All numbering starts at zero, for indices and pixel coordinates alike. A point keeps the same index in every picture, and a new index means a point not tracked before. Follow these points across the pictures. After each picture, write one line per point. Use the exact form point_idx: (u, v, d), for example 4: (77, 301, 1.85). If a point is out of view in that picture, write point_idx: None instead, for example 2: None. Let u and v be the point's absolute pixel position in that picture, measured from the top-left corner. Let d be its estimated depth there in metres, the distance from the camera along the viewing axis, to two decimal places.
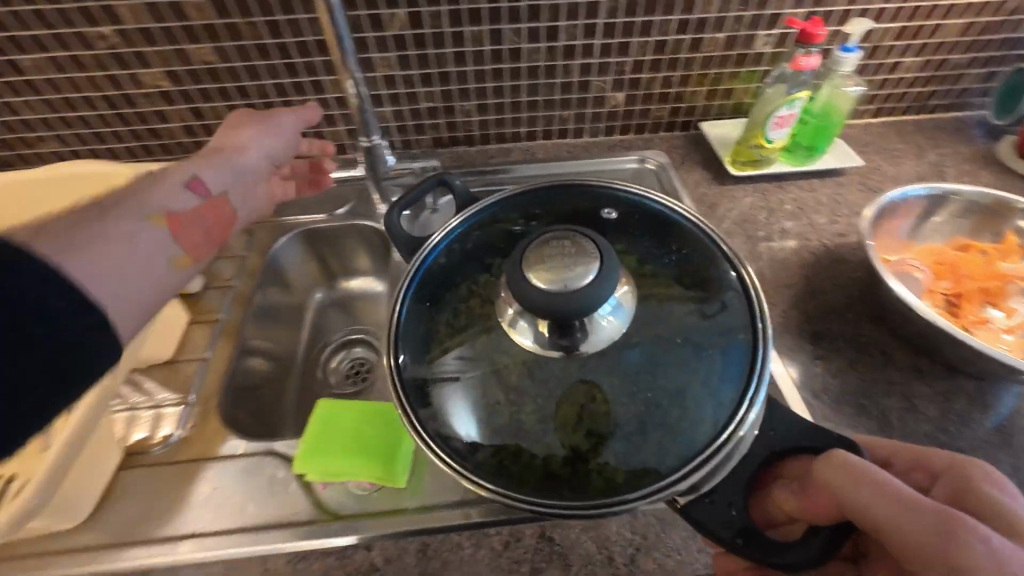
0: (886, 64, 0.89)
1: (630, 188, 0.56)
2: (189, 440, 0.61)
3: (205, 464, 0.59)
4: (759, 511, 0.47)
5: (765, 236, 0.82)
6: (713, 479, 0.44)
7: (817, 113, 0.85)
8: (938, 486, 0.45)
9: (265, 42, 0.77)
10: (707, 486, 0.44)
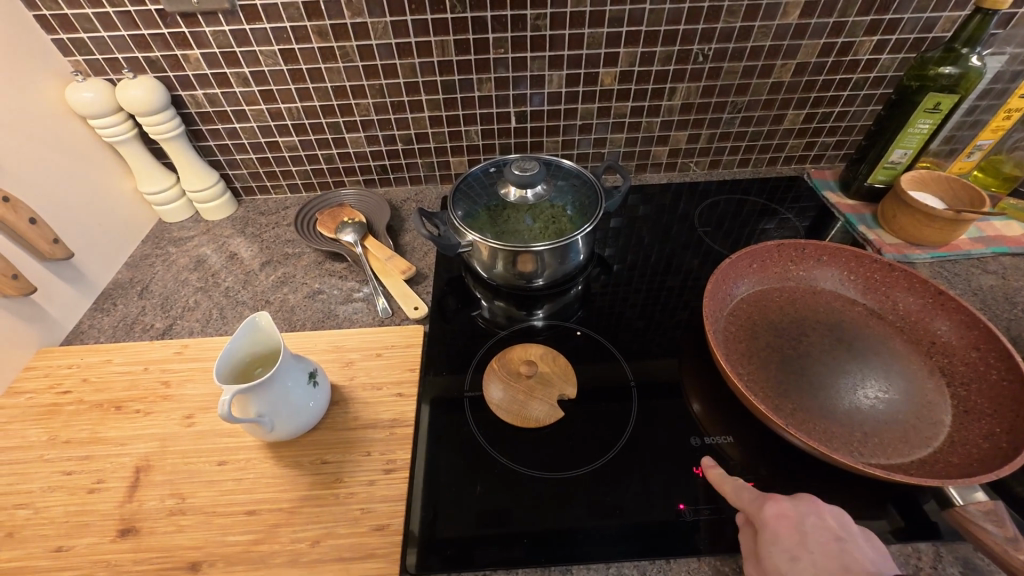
0: (760, 378, 0.49)
1: (520, 239, 0.65)
2: (449, 523, 0.48)
3: (467, 512, 0.49)
4: (539, 444, 0.53)
5: (640, 278, 0.75)
6: (482, 231, 0.65)
7: (576, 227, 0.65)
8: (870, 457, 0.49)
9: (490, 75, 0.73)
10: (537, 181, 0.66)
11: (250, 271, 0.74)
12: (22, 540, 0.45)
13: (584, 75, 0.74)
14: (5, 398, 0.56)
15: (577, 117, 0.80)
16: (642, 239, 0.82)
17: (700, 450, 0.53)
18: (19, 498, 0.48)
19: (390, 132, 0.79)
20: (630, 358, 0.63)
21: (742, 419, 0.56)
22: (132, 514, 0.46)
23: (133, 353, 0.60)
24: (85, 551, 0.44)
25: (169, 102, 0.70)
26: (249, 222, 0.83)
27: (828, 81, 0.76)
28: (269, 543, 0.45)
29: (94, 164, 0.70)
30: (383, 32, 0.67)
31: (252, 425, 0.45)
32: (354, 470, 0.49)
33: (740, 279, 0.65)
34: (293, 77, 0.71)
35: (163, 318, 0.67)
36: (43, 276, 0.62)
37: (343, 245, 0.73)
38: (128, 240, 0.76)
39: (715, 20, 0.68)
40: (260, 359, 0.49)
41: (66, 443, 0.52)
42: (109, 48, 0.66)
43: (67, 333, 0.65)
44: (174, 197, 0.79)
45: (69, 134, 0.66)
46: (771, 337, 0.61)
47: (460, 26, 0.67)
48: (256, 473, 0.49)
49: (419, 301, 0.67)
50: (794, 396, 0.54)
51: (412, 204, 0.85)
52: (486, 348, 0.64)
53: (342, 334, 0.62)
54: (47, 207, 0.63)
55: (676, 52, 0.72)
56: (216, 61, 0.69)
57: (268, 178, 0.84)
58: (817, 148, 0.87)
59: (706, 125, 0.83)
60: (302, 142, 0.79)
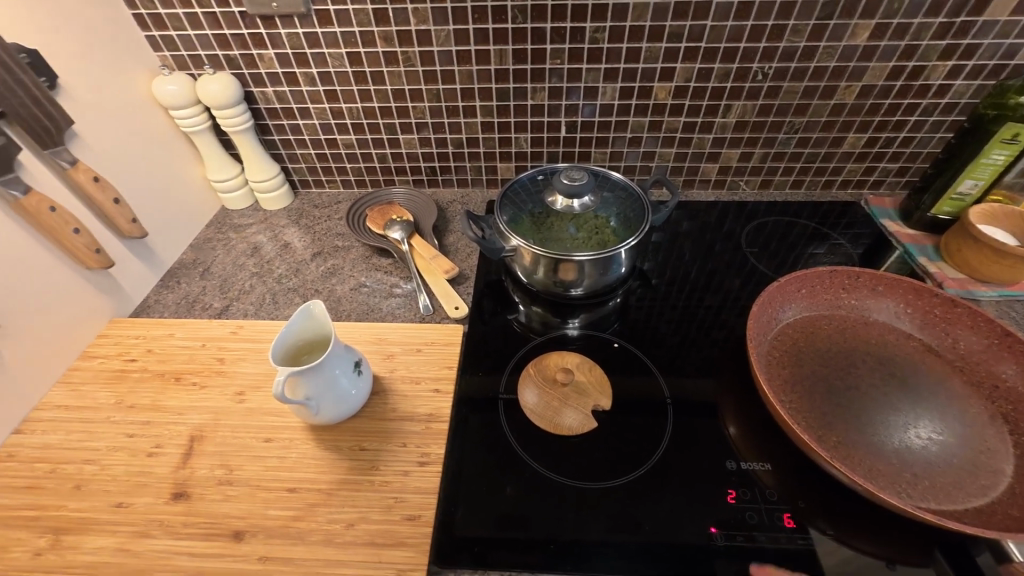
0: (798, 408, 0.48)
1: (564, 248, 0.65)
2: (478, 520, 0.49)
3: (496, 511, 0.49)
4: (569, 452, 0.54)
5: (680, 293, 0.74)
6: (526, 237, 0.66)
7: (620, 240, 0.65)
8: (921, 501, 0.47)
9: (543, 84, 0.74)
10: (586, 192, 0.67)
11: (302, 260, 0.78)
12: (88, 493, 0.49)
13: (638, 88, 0.74)
14: (80, 361, 0.61)
15: (627, 130, 0.80)
16: (683, 254, 0.81)
17: (736, 474, 0.52)
18: (87, 454, 0.52)
19: (442, 136, 0.82)
20: (666, 373, 0.62)
21: (779, 447, 0.54)
22: (185, 480, 0.50)
23: (193, 330, 0.64)
24: (142, 510, 0.48)
25: (242, 98, 0.75)
26: (304, 214, 0.87)
27: (895, 105, 0.73)
28: (307, 521, 0.47)
29: (171, 151, 0.76)
30: (444, 40, 0.70)
31: (299, 406, 0.48)
32: (390, 460, 0.51)
33: (788, 303, 0.63)
34: (356, 79, 0.74)
35: (221, 299, 0.71)
36: (121, 251, 0.67)
37: (390, 241, 0.76)
38: (195, 223, 0.81)
39: (777, 40, 0.67)
40: (310, 344, 0.52)
41: (130, 407, 0.56)
42: (194, 46, 0.71)
43: (136, 306, 0.70)
44: (237, 186, 0.84)
45: (153, 122, 0.72)
46: (817, 365, 0.59)
47: (519, 36, 0.69)
48: (298, 453, 0.52)
49: (459, 301, 0.69)
50: (838, 428, 0.52)
51: (457, 206, 0.87)
52: (521, 353, 0.65)
53: (385, 328, 0.64)
54: (128, 187, 0.68)
55: (734, 70, 0.71)
56: (288, 61, 0.73)
57: (324, 173, 0.88)
58: (877, 173, 0.84)
59: (760, 144, 0.81)
60: (358, 140, 0.83)
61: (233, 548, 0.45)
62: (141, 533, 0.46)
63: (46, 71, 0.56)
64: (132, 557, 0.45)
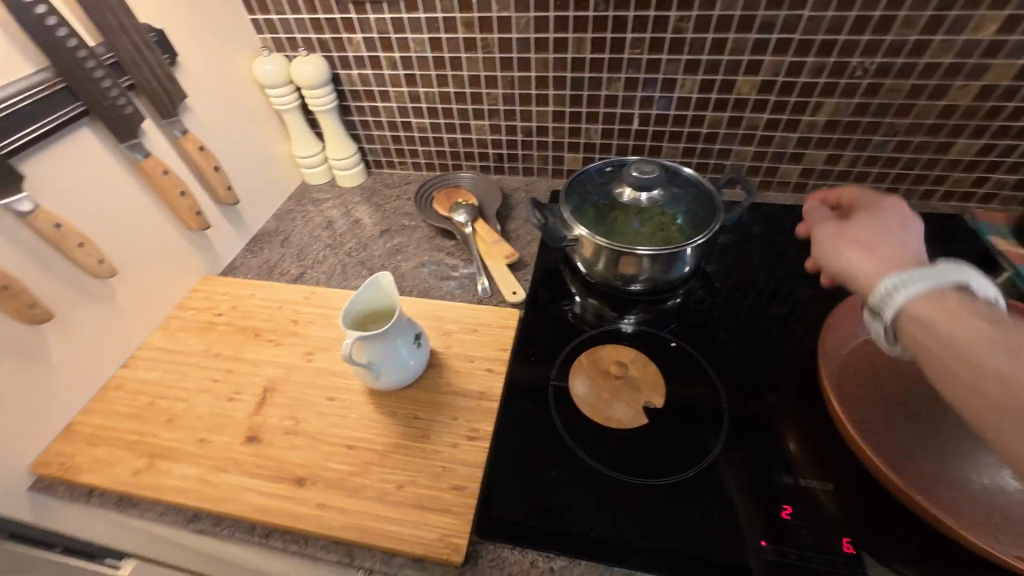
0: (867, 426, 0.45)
1: (627, 241, 0.64)
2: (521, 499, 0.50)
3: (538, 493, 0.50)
4: (617, 444, 0.53)
5: (747, 299, 0.71)
6: (589, 227, 0.65)
7: (686, 238, 0.63)
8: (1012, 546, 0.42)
9: (619, 74, 0.73)
10: (656, 185, 0.65)
11: (372, 235, 0.82)
12: (177, 426, 0.55)
13: (720, 82, 0.71)
14: (177, 310, 0.68)
15: (704, 125, 0.77)
16: (752, 258, 0.77)
17: (793, 490, 0.49)
18: (178, 392, 0.58)
19: (512, 123, 0.83)
20: (724, 378, 0.60)
21: (845, 468, 0.51)
22: (258, 425, 0.54)
23: (272, 292, 0.70)
24: (221, 447, 0.53)
25: (329, 79, 0.80)
26: (375, 192, 0.91)
27: (1020, 108, 0.65)
28: (361, 477, 0.50)
29: (264, 126, 0.82)
30: (524, 27, 0.70)
31: (362, 369, 0.51)
32: (440, 431, 0.53)
33: (869, 317, 0.59)
34: (435, 64, 0.77)
35: (297, 266, 0.77)
36: (216, 215, 0.74)
37: (454, 223, 0.78)
38: (279, 194, 0.88)
39: (884, 32, 0.62)
40: (376, 313, 0.55)
41: (215, 355, 0.62)
42: (291, 29, 0.76)
43: (224, 266, 0.77)
44: (318, 162, 0.90)
45: (251, 99, 0.78)
46: (897, 387, 0.54)
47: (600, 24, 0.68)
48: (357, 414, 0.55)
49: (516, 286, 0.70)
50: (916, 456, 0.48)
51: (521, 194, 0.88)
52: (575, 342, 0.65)
53: (444, 305, 0.66)
54: (227, 157, 0.75)
55: (829, 65, 0.66)
56: (373, 45, 0.76)
57: (397, 155, 0.92)
58: (989, 185, 0.75)
59: (851, 146, 0.75)
60: (432, 124, 0.85)
61: (296, 492, 0.49)
62: (219, 467, 0.51)
63: (171, 49, 0.63)
64: (210, 487, 0.50)
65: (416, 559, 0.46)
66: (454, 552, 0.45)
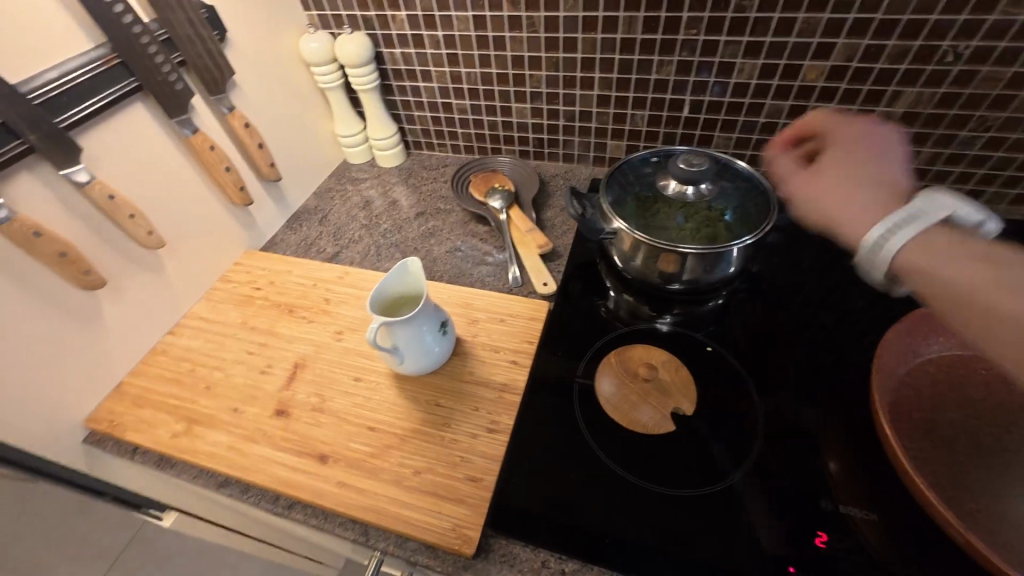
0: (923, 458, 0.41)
1: (668, 237, 0.60)
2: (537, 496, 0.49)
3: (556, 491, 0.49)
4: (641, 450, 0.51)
5: (795, 304, 0.66)
6: (629, 220, 0.62)
7: (732, 237, 0.59)
8: None
9: (671, 57, 0.68)
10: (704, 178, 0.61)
11: (407, 217, 0.82)
12: (214, 395, 0.57)
13: (784, 67, 0.65)
14: (220, 282, 0.71)
15: (762, 114, 0.71)
16: (805, 261, 0.71)
17: (830, 516, 0.46)
18: (217, 362, 0.61)
19: (555, 107, 0.79)
20: (762, 389, 0.56)
21: (893, 499, 0.47)
22: (287, 400, 0.56)
23: (308, 269, 0.71)
24: (252, 418, 0.55)
25: (373, 58, 0.79)
26: (413, 174, 0.91)
27: None
28: (381, 459, 0.50)
29: (308, 104, 0.83)
30: (572, 5, 0.66)
31: (387, 353, 0.51)
32: (461, 421, 0.53)
33: (936, 335, 0.53)
34: (478, 44, 0.75)
35: (333, 245, 0.78)
36: (260, 191, 0.76)
37: (489, 209, 0.77)
38: (320, 172, 0.89)
39: (985, 12, 0.54)
40: (404, 297, 0.54)
41: (252, 329, 0.64)
42: (337, 6, 0.76)
43: (266, 241, 0.79)
44: (359, 141, 0.90)
45: (296, 77, 0.79)
46: (963, 416, 0.49)
47: (654, 2, 0.63)
48: (381, 397, 0.55)
49: (548, 277, 0.68)
50: (980, 495, 0.43)
51: (560, 181, 0.85)
52: (605, 339, 0.62)
53: (473, 293, 0.65)
54: (272, 135, 0.76)
55: (914, 49, 0.59)
56: (417, 23, 0.75)
57: (436, 136, 0.91)
58: None
59: (931, 142, 0.67)
60: (472, 106, 0.83)
61: (318, 468, 0.50)
62: (249, 438, 0.53)
63: (220, 26, 0.64)
64: (241, 456, 0.52)
65: (428, 546, 0.46)
66: (466, 543, 0.45)
